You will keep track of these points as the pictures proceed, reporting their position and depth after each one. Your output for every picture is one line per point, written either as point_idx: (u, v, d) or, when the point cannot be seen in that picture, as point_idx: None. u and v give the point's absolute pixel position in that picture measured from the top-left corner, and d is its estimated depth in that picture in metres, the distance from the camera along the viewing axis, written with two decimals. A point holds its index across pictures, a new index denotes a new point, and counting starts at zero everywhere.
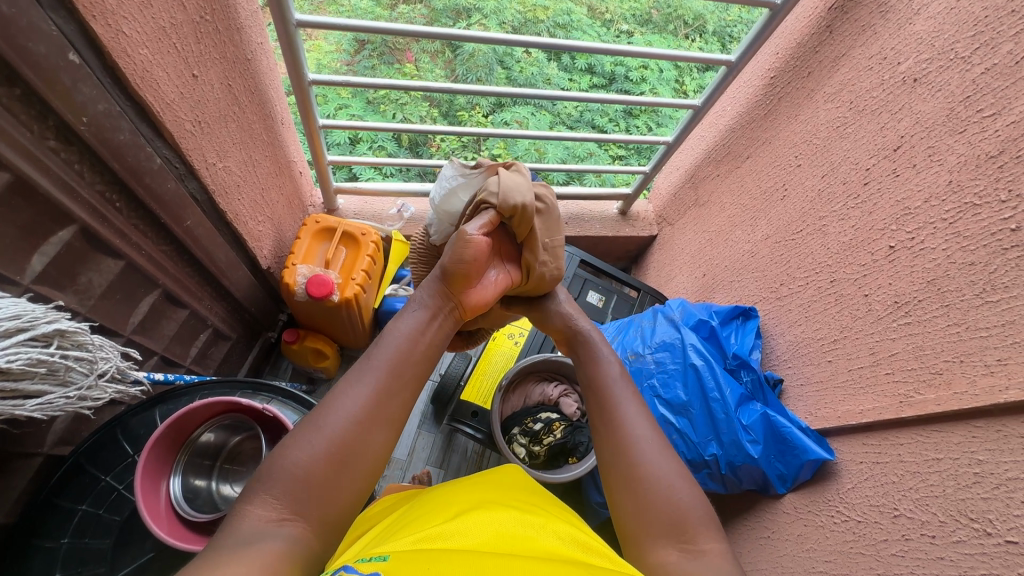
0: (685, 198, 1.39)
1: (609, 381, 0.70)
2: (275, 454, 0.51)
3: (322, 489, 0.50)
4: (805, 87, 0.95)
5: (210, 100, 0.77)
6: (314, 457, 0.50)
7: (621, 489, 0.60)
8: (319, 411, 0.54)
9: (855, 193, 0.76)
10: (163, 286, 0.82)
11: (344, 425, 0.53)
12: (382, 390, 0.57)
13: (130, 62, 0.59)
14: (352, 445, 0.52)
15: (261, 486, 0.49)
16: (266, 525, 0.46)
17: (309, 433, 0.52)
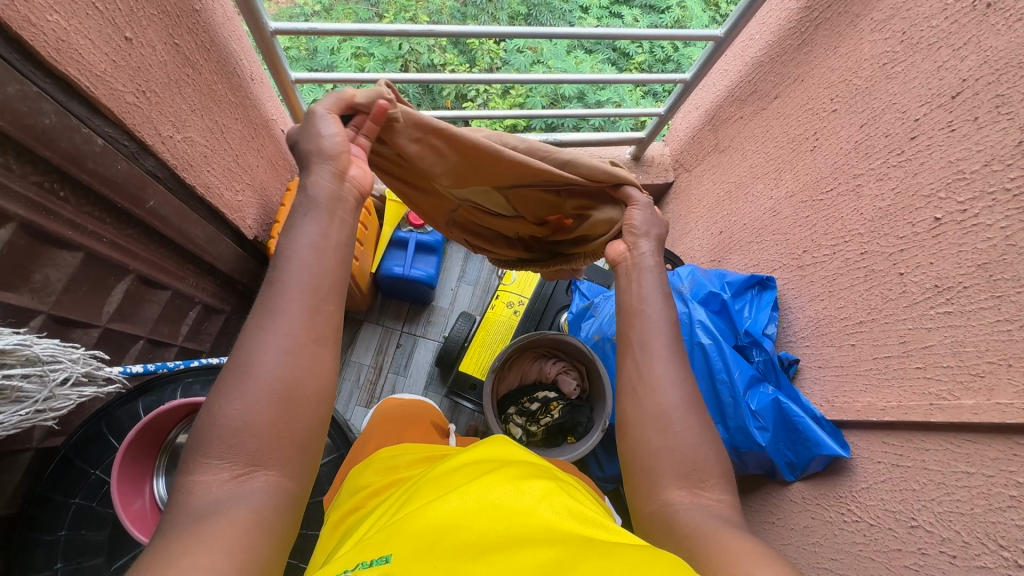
0: (704, 142, 1.25)
1: (644, 306, 0.59)
2: (204, 414, 0.42)
3: (271, 433, 0.43)
4: (848, 12, 0.80)
5: (155, 64, 0.68)
6: (247, 404, 0.42)
7: (641, 433, 0.54)
8: (237, 352, 0.44)
9: (898, 148, 0.65)
10: (135, 270, 0.78)
11: (274, 358, 0.44)
12: (311, 302, 0.46)
13: (38, 33, 0.51)
14: (291, 379, 0.44)
15: (196, 448, 0.42)
16: (223, 489, 0.41)
17: (234, 380, 0.43)
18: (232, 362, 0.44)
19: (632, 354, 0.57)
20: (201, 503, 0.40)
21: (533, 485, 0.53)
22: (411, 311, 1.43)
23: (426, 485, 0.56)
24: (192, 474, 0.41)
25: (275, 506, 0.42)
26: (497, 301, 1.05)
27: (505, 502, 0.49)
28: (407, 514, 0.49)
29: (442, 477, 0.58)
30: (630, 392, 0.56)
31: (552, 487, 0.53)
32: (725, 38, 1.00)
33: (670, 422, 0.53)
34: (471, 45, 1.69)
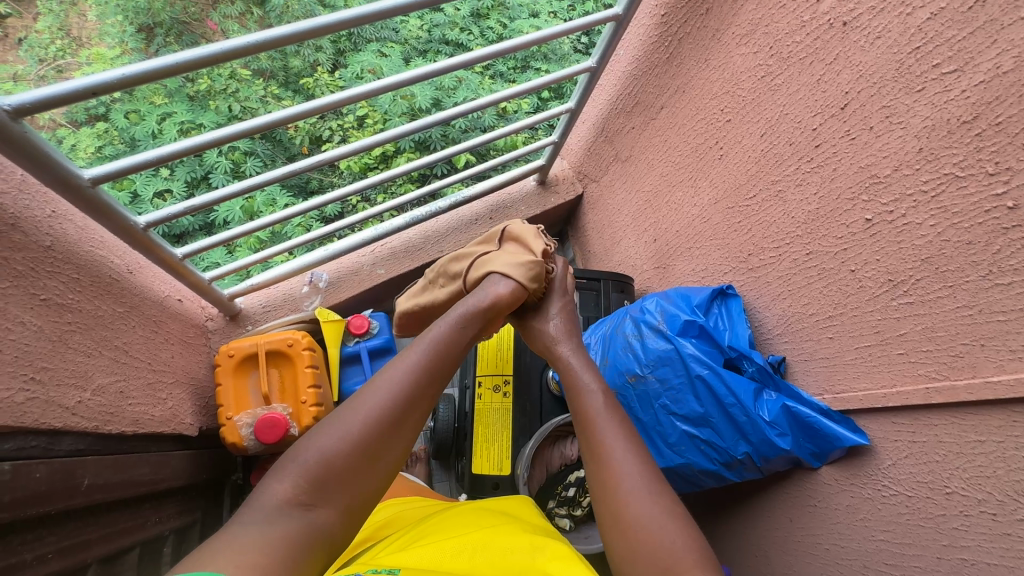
0: (602, 153, 1.29)
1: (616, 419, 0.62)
2: (314, 437, 0.57)
3: (349, 471, 0.56)
4: (707, 26, 0.84)
5: (29, 340, 0.56)
6: (346, 445, 0.56)
7: (622, 541, 0.54)
8: (356, 397, 0.61)
9: (807, 155, 0.71)
10: (94, 558, 0.66)
11: (378, 415, 0.59)
12: (422, 380, 0.62)
13: None
14: (377, 440, 0.58)
15: (293, 464, 0.55)
16: (284, 506, 0.53)
17: (344, 418, 0.58)
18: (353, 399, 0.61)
19: (607, 456, 0.60)
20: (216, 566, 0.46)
21: (548, 544, 0.55)
22: None
23: (440, 528, 0.60)
24: (274, 484, 0.54)
25: (308, 538, 0.52)
26: (484, 389, 1.02)
27: (518, 555, 0.53)
28: (426, 554, 0.53)
29: (454, 522, 0.61)
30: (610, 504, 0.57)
31: (562, 547, 0.54)
32: (598, 66, 1.01)
33: (643, 517, 0.54)
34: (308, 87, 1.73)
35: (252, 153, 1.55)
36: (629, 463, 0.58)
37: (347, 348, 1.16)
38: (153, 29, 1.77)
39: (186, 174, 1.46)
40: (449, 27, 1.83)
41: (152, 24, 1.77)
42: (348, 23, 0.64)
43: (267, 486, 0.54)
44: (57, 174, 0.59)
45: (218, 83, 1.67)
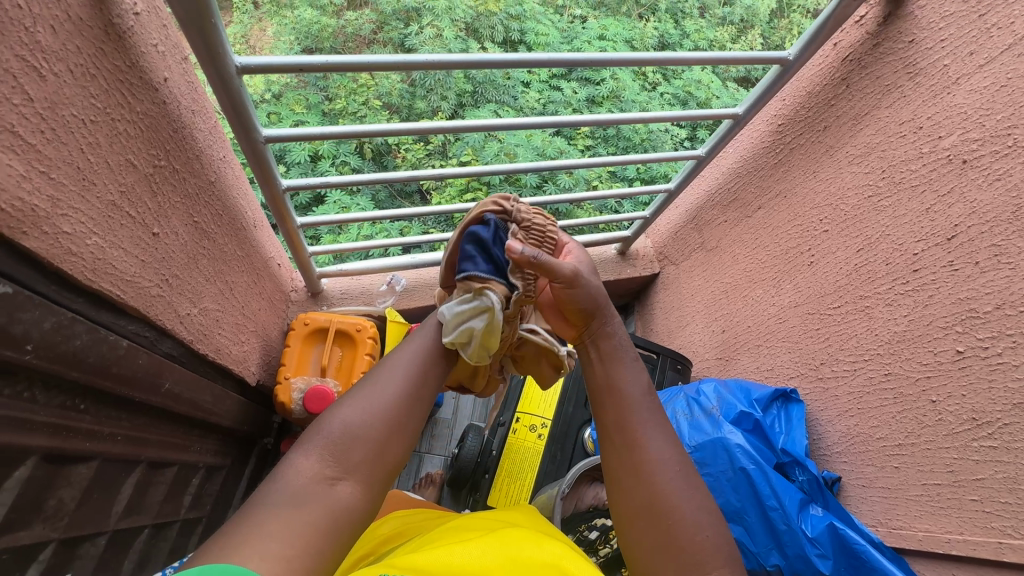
0: (688, 239, 1.32)
1: (624, 381, 0.59)
2: (327, 416, 0.53)
3: (374, 444, 0.52)
4: (823, 141, 0.89)
5: (175, 249, 0.66)
6: (370, 417, 0.53)
7: (641, 516, 0.53)
8: (366, 380, 0.58)
9: (902, 278, 0.71)
10: (145, 459, 0.71)
11: (395, 389, 0.57)
12: (431, 357, 0.62)
13: (80, 259, 0.49)
14: (398, 413, 0.55)
15: (312, 442, 0.51)
16: (317, 482, 0.48)
17: (363, 395, 0.55)
18: (359, 384, 0.57)
19: (615, 446, 0.57)
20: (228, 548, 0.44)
21: (554, 545, 0.56)
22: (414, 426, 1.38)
23: (440, 533, 0.60)
24: (297, 460, 0.50)
25: (348, 514, 0.49)
26: (519, 425, 1.05)
27: (529, 554, 0.54)
28: (437, 552, 0.53)
29: (463, 527, 0.61)
30: (624, 477, 0.55)
31: (570, 552, 0.56)
32: (706, 156, 1.07)
33: (662, 511, 0.52)
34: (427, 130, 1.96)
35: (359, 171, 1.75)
36: (643, 449, 0.55)
37: None
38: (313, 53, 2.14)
39: (298, 173, 1.65)
40: (563, 105, 2.01)
41: (313, 49, 2.16)
42: (505, 62, 0.76)
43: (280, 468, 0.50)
44: (247, 127, 0.71)
45: (351, 109, 1.93)
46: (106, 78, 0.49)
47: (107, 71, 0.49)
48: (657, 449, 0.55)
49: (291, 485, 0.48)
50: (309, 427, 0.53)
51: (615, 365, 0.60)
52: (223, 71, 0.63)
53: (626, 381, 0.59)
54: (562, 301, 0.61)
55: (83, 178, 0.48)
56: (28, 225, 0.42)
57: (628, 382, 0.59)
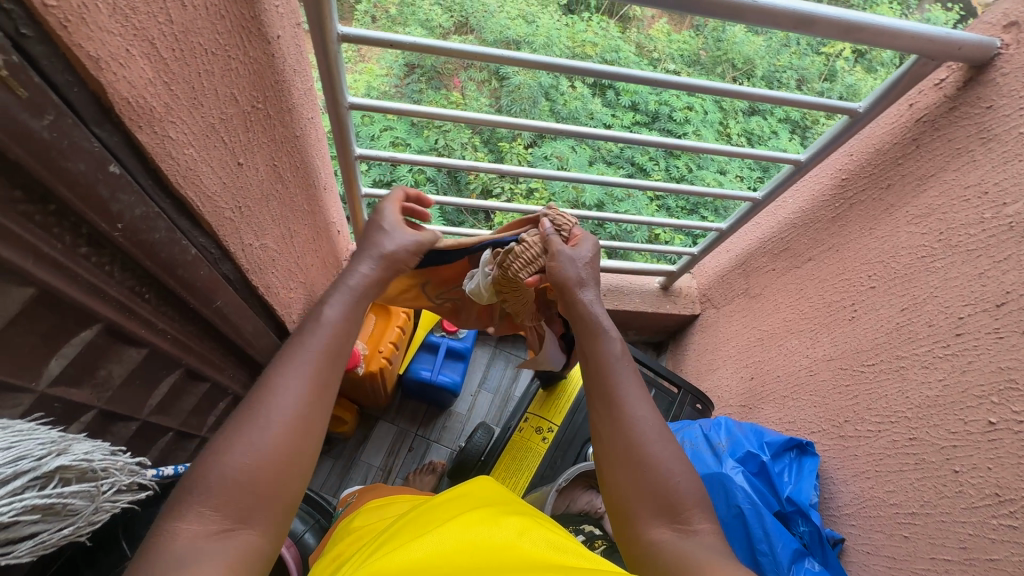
0: (733, 284, 1.30)
1: (610, 353, 0.67)
2: (210, 463, 0.52)
3: (261, 489, 0.52)
4: (883, 199, 0.87)
5: (254, 183, 0.75)
6: (251, 457, 0.52)
7: (616, 467, 0.60)
8: (242, 413, 0.55)
9: (944, 341, 0.68)
10: (185, 365, 0.79)
11: (276, 419, 0.55)
12: (315, 372, 0.59)
13: (174, 164, 0.57)
14: (286, 448, 0.54)
15: (191, 498, 0.50)
16: (207, 538, 0.48)
17: (243, 435, 0.53)
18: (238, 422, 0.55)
19: (603, 405, 0.64)
20: (184, 545, 0.47)
21: (511, 522, 0.57)
22: (428, 414, 1.41)
23: (400, 526, 0.59)
24: (179, 521, 0.49)
25: (248, 559, 0.50)
26: (526, 426, 1.07)
27: (488, 534, 0.54)
28: (394, 552, 0.52)
29: (416, 514, 0.61)
30: (605, 434, 0.63)
31: (525, 529, 0.57)
32: (761, 200, 1.07)
33: (649, 459, 0.59)
34: (501, 149, 2.08)
35: (432, 180, 1.88)
36: (628, 404, 0.63)
37: (433, 336, 1.28)
38: (413, 68, 2.31)
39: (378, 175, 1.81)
40: None
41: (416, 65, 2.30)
42: (580, 70, 0.83)
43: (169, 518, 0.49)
44: (337, 95, 0.80)
45: (437, 122, 2.10)
46: (232, 21, 0.59)
47: (234, 17, 0.59)
48: (638, 410, 0.62)
49: (181, 538, 0.48)
50: (189, 477, 0.52)
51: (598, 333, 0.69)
52: (326, 36, 0.70)
53: (611, 345, 0.68)
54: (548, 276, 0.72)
55: (194, 97, 0.57)
56: (144, 121, 0.51)
57: (611, 348, 0.68)
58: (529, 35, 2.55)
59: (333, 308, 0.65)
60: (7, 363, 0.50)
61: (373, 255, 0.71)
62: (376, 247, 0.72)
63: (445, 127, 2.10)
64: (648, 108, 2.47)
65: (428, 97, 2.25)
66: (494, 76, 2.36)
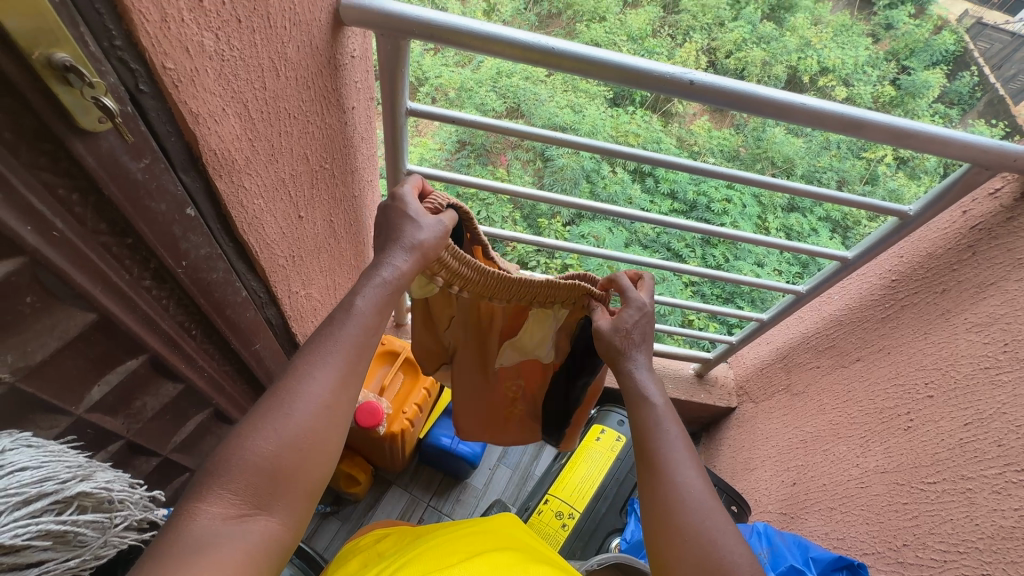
0: (773, 378, 1.25)
1: (662, 413, 0.63)
2: (232, 443, 0.47)
3: (285, 477, 0.47)
4: (938, 304, 0.84)
5: (309, 235, 0.79)
6: (275, 445, 0.46)
7: (665, 539, 0.55)
8: (272, 392, 0.49)
9: (1017, 464, 0.61)
10: (215, 405, 0.79)
11: (302, 407, 0.48)
12: (348, 363, 0.52)
13: (243, 211, 0.61)
14: (311, 434, 0.48)
15: (216, 480, 0.45)
16: (222, 525, 0.44)
17: (269, 417, 0.47)
18: (266, 398, 0.49)
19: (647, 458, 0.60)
20: (203, 531, 0.43)
21: None
22: (443, 484, 1.35)
23: (417, 553, 0.55)
24: (196, 504, 0.44)
25: (265, 551, 0.45)
26: (545, 507, 1.01)
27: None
28: None
29: (443, 541, 0.57)
30: (651, 497, 0.58)
31: None
32: (805, 294, 1.05)
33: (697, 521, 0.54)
34: (541, 224, 2.15)
35: None
36: (681, 461, 0.59)
37: None
38: (464, 144, 2.46)
39: None
40: None
41: (467, 142, 2.46)
42: (626, 155, 0.86)
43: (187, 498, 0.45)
44: (398, 164, 0.85)
45: (481, 196, 2.20)
46: (316, 92, 0.65)
47: (318, 88, 0.65)
48: (685, 474, 0.57)
49: (201, 519, 0.43)
50: (213, 456, 0.46)
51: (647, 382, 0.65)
52: (395, 110, 0.76)
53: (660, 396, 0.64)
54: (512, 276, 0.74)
55: (271, 154, 0.62)
56: (224, 170, 0.55)
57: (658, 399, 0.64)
58: (575, 124, 2.72)
59: (390, 273, 0.56)
60: (55, 384, 0.52)
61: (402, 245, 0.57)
62: (405, 237, 0.58)
63: (488, 200, 2.19)
64: (687, 197, 2.54)
65: (476, 171, 2.38)
66: (540, 157, 2.49)
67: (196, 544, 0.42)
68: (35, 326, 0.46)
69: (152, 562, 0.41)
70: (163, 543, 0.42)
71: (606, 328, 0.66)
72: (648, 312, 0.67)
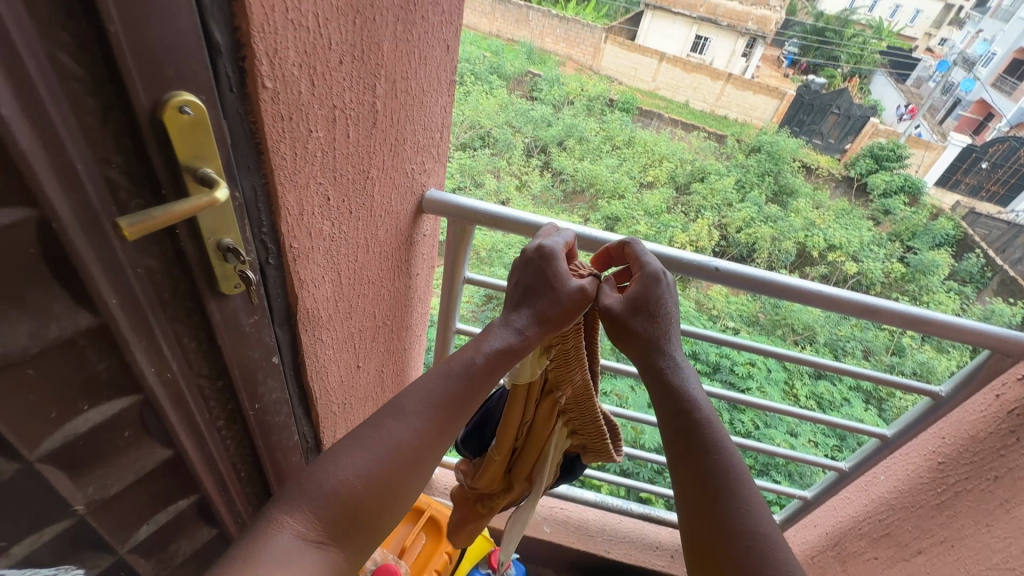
0: (826, 568, 1.13)
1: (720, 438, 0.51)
2: (322, 466, 0.46)
3: (365, 510, 0.45)
4: (994, 493, 0.80)
5: (362, 384, 0.85)
6: (363, 475, 0.46)
7: None
8: (371, 422, 0.49)
9: None
10: None
11: (394, 440, 0.48)
12: (445, 413, 0.52)
13: (315, 361, 0.68)
14: (394, 471, 0.48)
15: (302, 496, 0.43)
16: (301, 544, 0.41)
17: (365, 447, 0.47)
18: (364, 427, 0.49)
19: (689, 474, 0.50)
20: (285, 548, 0.40)
21: None
22: None
23: None
24: (280, 518, 0.42)
25: None
26: None
27: None
28: None
29: None
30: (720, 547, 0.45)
31: None
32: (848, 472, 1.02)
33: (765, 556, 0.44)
34: None
35: None
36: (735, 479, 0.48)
37: None
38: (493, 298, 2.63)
39: None
40: None
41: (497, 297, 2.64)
42: None
43: (275, 509, 0.42)
44: (449, 323, 0.94)
45: None
46: (393, 262, 0.77)
47: (395, 260, 0.77)
48: (763, 524, 0.46)
49: (286, 535, 0.41)
50: (301, 474, 0.45)
51: (686, 380, 0.54)
52: (454, 280, 0.87)
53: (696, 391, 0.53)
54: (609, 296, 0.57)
55: (348, 313, 0.71)
56: (309, 326, 0.63)
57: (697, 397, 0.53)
58: None
59: (513, 337, 0.55)
60: (113, 521, 0.53)
61: (533, 311, 0.56)
62: (539, 304, 0.56)
63: None
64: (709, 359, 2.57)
65: None
66: None
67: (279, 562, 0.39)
68: (121, 459, 0.50)
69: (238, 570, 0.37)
70: (246, 553, 0.39)
71: (618, 306, 0.56)
72: (664, 294, 0.57)
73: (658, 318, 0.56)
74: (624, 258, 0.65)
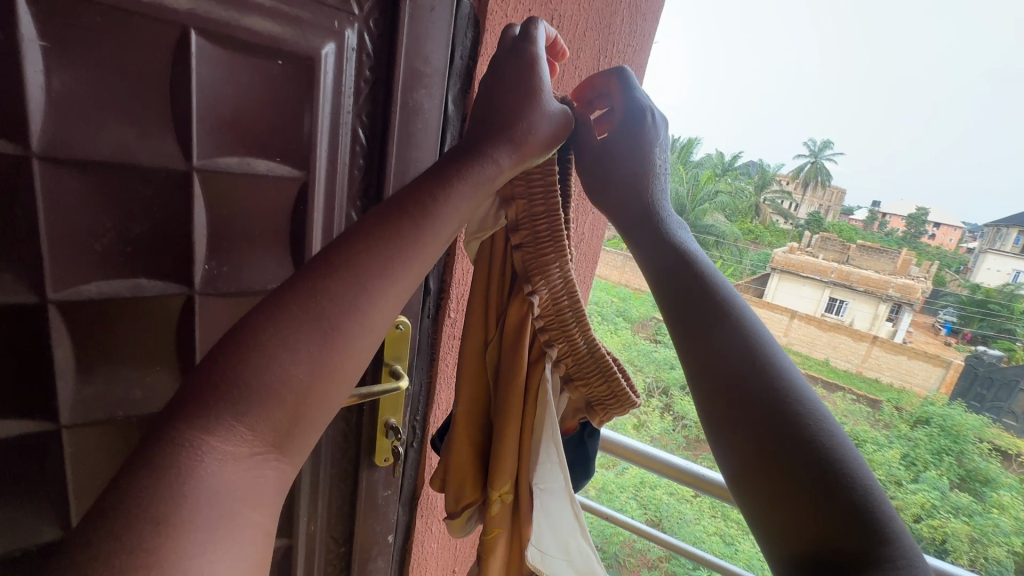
0: None
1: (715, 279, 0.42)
2: (233, 359, 0.26)
3: (306, 400, 0.27)
4: None
5: None
6: (301, 356, 0.27)
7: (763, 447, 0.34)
8: (300, 288, 0.28)
9: None
10: None
11: (346, 299, 0.29)
12: (384, 238, 0.31)
13: (420, 549, 0.73)
14: (346, 339, 0.29)
15: (207, 405, 0.24)
16: (224, 487, 0.24)
17: (295, 314, 0.27)
18: (287, 288, 0.29)
19: (691, 335, 0.39)
20: (207, 507, 0.22)
21: None
22: None
23: None
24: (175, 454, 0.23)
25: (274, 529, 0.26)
26: None
27: None
28: None
29: None
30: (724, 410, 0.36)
31: None
32: None
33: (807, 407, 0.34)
34: None
35: None
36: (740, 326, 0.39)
37: None
38: None
39: None
40: None
41: None
42: None
43: (168, 435, 0.23)
44: None
45: None
46: None
47: None
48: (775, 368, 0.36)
49: (215, 483, 0.23)
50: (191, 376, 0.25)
51: (654, 212, 0.45)
52: None
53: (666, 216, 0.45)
54: (594, 149, 0.45)
55: None
56: (423, 513, 0.72)
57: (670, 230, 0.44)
58: None
59: (490, 183, 0.35)
60: None
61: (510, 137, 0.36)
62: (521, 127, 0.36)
63: None
64: None
65: None
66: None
67: (208, 533, 0.22)
68: None
69: (117, 570, 0.19)
70: (137, 521, 0.20)
71: (593, 161, 0.45)
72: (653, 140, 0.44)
73: (642, 131, 0.44)
74: (606, 91, 0.45)
